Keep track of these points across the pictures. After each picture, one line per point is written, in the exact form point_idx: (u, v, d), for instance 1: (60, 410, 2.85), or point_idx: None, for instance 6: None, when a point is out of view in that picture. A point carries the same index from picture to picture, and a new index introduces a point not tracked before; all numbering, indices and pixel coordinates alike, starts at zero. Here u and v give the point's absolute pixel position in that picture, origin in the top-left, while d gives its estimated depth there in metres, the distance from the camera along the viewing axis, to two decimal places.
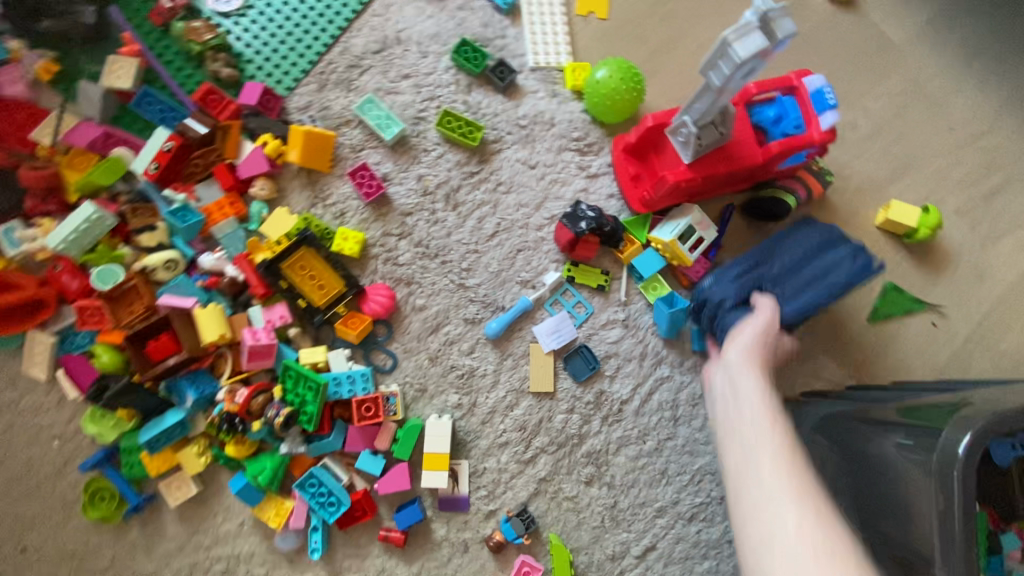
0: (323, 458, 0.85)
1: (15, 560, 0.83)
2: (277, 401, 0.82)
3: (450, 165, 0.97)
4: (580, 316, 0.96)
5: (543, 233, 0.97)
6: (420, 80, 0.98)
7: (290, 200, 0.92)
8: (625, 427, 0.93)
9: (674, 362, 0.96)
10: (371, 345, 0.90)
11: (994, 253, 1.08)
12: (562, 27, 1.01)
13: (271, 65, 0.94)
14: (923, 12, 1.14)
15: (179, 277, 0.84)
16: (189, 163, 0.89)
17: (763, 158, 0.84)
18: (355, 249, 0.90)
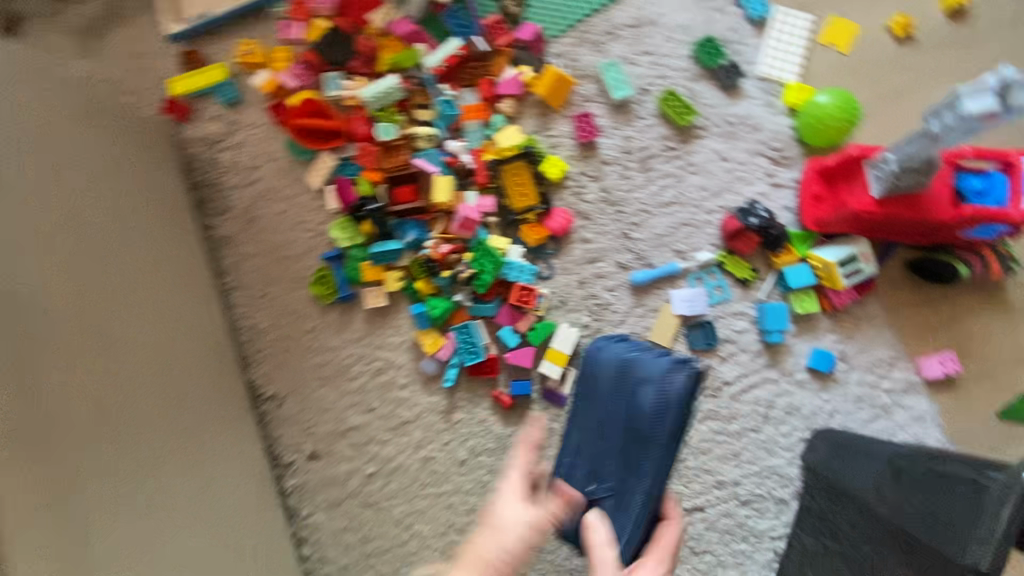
0: (476, 320, 1.08)
1: (253, 302, 1.16)
2: (465, 263, 1.06)
3: (655, 136, 1.12)
4: (716, 297, 1.08)
5: (711, 218, 1.10)
6: (657, 60, 1.14)
7: (522, 121, 1.14)
8: (717, 403, 1.06)
9: (783, 370, 1.06)
10: (540, 254, 1.10)
11: None
12: (800, 50, 1.11)
13: (548, 12, 1.14)
14: None
15: (432, 149, 1.10)
16: (463, 70, 1.14)
17: (954, 217, 0.89)
18: (557, 175, 1.10)
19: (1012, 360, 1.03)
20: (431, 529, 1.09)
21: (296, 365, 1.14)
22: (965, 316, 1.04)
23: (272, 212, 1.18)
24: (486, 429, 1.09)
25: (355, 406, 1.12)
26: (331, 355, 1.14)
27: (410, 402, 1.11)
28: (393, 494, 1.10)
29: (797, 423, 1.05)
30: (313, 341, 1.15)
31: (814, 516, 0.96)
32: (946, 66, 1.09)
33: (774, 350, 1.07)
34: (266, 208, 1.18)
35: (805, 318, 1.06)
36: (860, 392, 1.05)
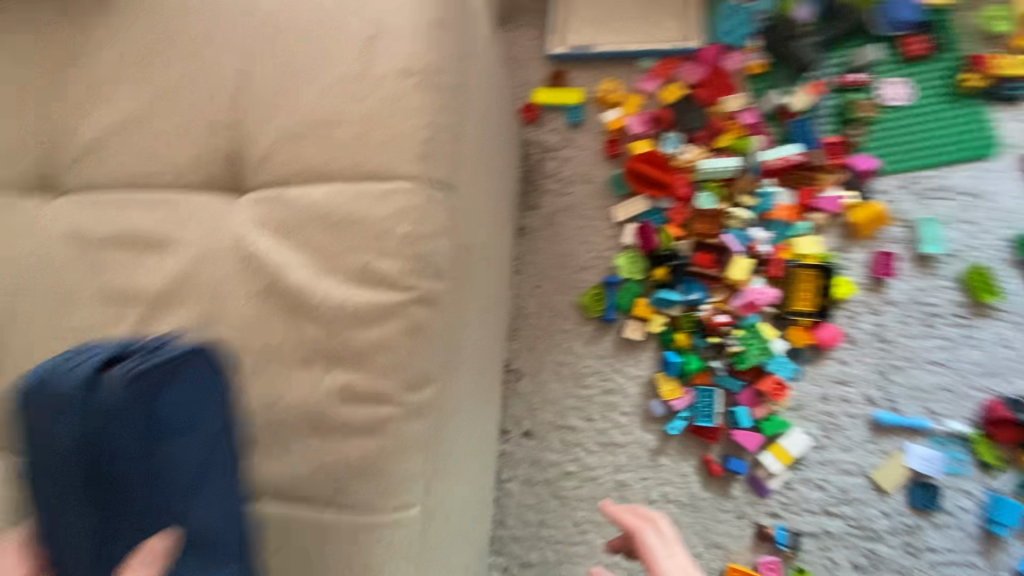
0: (720, 388, 1.18)
1: (523, 288, 1.34)
2: (734, 337, 1.18)
3: (947, 298, 1.18)
4: (953, 469, 1.11)
5: (974, 394, 1.13)
6: (976, 232, 1.19)
7: (825, 235, 1.23)
8: (915, 562, 1.09)
9: (992, 562, 1.08)
10: (797, 356, 1.19)
11: None
12: None
13: (886, 154, 1.24)
14: None
15: (739, 230, 1.22)
16: (790, 173, 1.24)
17: None
18: (841, 296, 1.19)
19: None
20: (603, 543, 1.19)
21: (541, 353, 1.30)
22: None
23: (570, 220, 1.35)
24: (685, 482, 1.19)
25: (577, 410, 1.25)
26: (573, 360, 1.28)
27: (625, 429, 1.23)
28: (582, 498, 1.21)
29: None
30: (561, 341, 1.29)
31: None
32: None
33: (990, 539, 1.09)
34: (566, 214, 1.35)
35: None
36: None
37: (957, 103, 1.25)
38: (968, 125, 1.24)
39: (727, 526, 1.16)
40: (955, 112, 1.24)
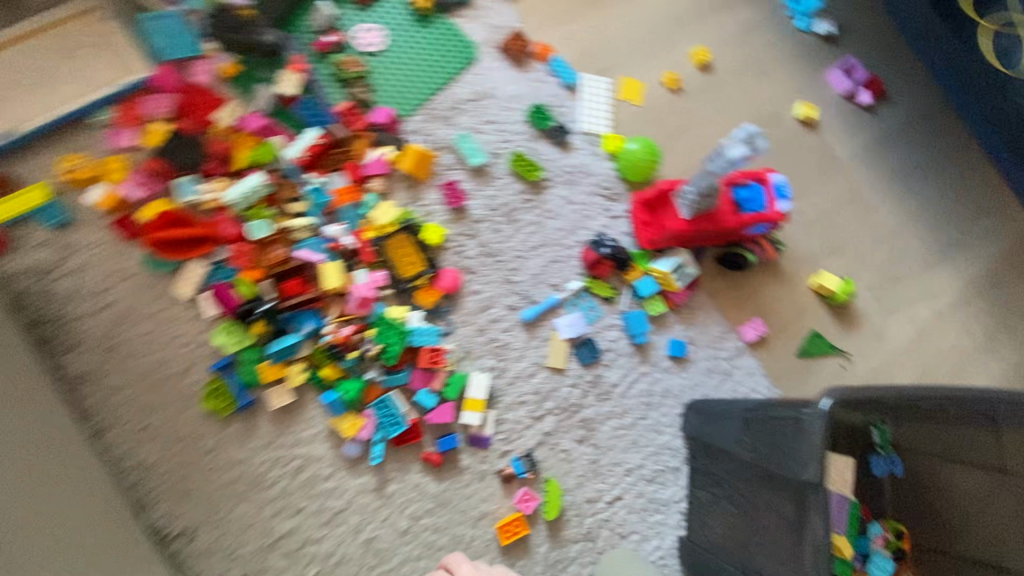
0: (391, 390, 1.12)
1: (135, 436, 1.08)
2: (370, 339, 1.10)
3: (513, 192, 1.29)
4: (591, 317, 1.28)
5: (573, 252, 1.30)
6: (501, 126, 1.31)
7: (393, 195, 1.21)
8: (612, 404, 1.25)
9: (654, 363, 1.29)
10: (437, 314, 1.19)
11: (891, 321, 1.48)
12: (607, 106, 1.37)
13: (396, 97, 1.25)
14: (861, 141, 1.56)
15: (310, 238, 1.12)
16: (326, 157, 1.18)
17: (736, 225, 1.20)
18: (438, 239, 1.20)
19: (797, 313, 1.40)
20: None
21: (203, 488, 1.08)
22: (761, 288, 1.39)
23: (140, 334, 1.10)
24: (422, 491, 1.14)
25: (281, 512, 1.09)
26: (242, 467, 1.09)
27: (338, 490, 1.11)
28: None
29: (673, 402, 1.28)
30: (217, 458, 1.09)
31: (702, 472, 1.20)
32: (708, 107, 1.45)
33: (643, 348, 1.29)
34: (130, 330, 1.10)
35: (658, 317, 1.31)
36: (711, 364, 1.32)
37: (424, 25, 1.31)
38: (443, 40, 1.31)
39: (478, 495, 1.16)
40: (426, 33, 1.31)
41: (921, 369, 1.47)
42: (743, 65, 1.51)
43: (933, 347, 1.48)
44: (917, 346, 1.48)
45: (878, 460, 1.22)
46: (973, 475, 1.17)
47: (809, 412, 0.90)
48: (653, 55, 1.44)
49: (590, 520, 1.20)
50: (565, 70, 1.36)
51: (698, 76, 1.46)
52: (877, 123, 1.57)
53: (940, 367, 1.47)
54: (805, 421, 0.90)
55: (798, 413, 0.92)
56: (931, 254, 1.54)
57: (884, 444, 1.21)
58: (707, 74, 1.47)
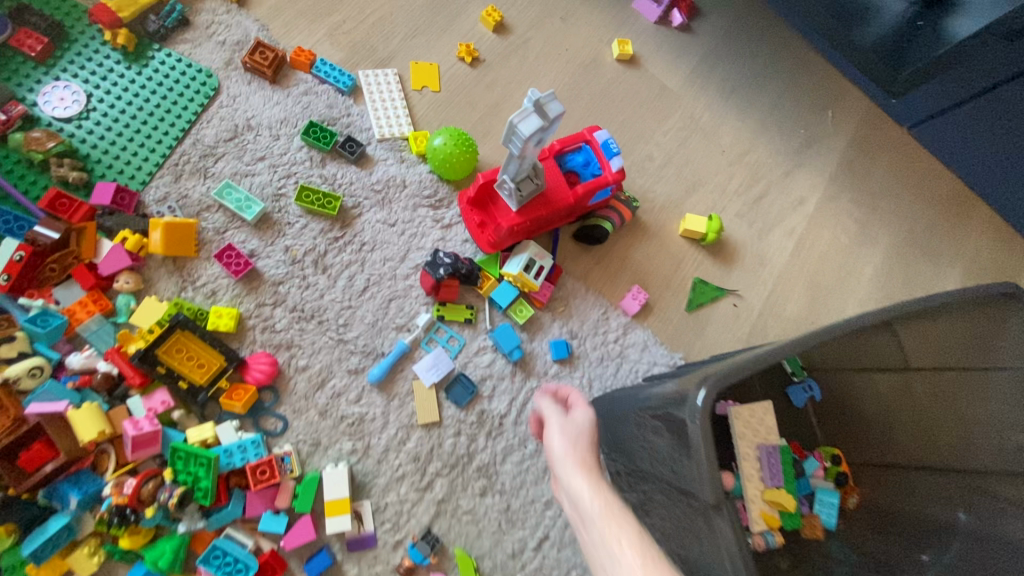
0: (225, 529, 0.89)
1: None
2: (169, 483, 0.84)
3: (314, 234, 1.06)
4: (455, 348, 1.09)
5: (410, 281, 1.10)
6: (275, 161, 1.07)
7: (157, 288, 0.96)
8: (507, 438, 1.07)
9: (540, 374, 1.12)
10: (259, 412, 0.96)
11: (769, 241, 1.40)
12: (401, 101, 1.17)
13: (122, 164, 0.99)
14: (688, 65, 1.46)
15: (47, 382, 0.84)
16: (44, 269, 0.90)
17: (573, 199, 1.04)
18: (231, 324, 0.96)
19: (675, 266, 1.29)
20: None
21: None
22: (630, 252, 1.26)
23: None
24: None
25: None
26: None
27: None
28: None
29: None
30: None
31: (624, 477, 1.05)
32: (517, 71, 1.28)
33: (523, 363, 1.12)
34: None
35: (529, 322, 1.14)
36: (601, 353, 1.18)
37: (134, 64, 1.04)
38: (167, 77, 1.05)
39: None
40: (141, 73, 1.04)
41: (810, 280, 1.41)
42: (543, 15, 1.35)
43: (816, 253, 1.43)
44: (801, 258, 1.41)
45: (794, 389, 1.11)
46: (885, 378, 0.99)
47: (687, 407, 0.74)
48: (438, 29, 1.24)
49: None
50: (336, 73, 1.13)
51: (496, 40, 1.28)
52: (697, 42, 1.48)
53: (828, 271, 1.42)
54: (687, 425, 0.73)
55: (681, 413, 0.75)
56: (788, 161, 1.47)
57: (797, 370, 1.10)
58: (506, 35, 1.29)
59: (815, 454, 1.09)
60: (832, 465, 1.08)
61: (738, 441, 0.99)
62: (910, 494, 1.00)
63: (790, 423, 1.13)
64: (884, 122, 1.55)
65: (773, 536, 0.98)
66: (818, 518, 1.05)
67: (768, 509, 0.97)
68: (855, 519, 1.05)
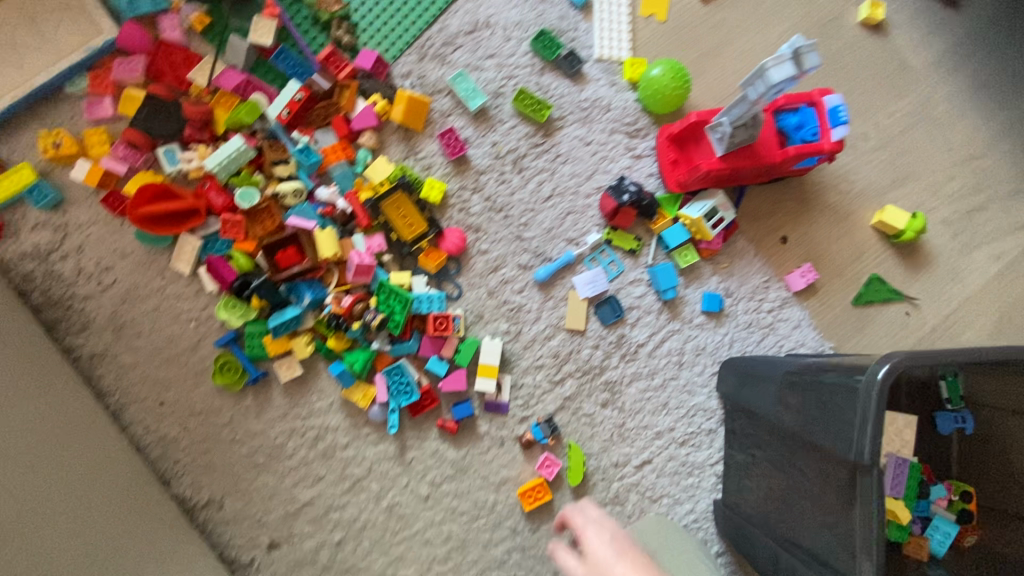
0: (401, 359, 1.07)
1: (155, 412, 1.08)
2: (373, 308, 1.03)
3: (520, 136, 1.16)
4: (613, 273, 1.16)
5: (590, 200, 1.17)
6: (502, 61, 1.16)
7: (388, 151, 1.12)
8: (638, 365, 1.15)
9: (685, 319, 1.17)
10: (444, 276, 1.11)
11: (969, 259, 1.28)
12: (626, 26, 1.19)
13: (381, 36, 1.13)
14: (941, 44, 1.30)
15: (303, 203, 1.05)
16: (312, 112, 1.09)
17: (781, 158, 1.02)
18: (439, 196, 1.11)
19: (853, 255, 1.24)
20: (414, 571, 1.09)
21: (226, 463, 1.08)
22: (810, 229, 1.23)
23: (145, 310, 1.07)
24: (440, 458, 1.10)
25: (302, 481, 1.08)
26: (260, 439, 1.08)
27: (356, 459, 1.09)
28: (368, 551, 1.09)
29: (707, 360, 1.17)
30: (236, 432, 1.08)
31: (738, 435, 1.10)
32: (748, 17, 1.23)
33: (672, 304, 1.17)
34: (133, 310, 1.07)
35: (690, 268, 1.17)
36: (747, 317, 1.19)
37: None
38: None
39: (498, 461, 1.11)
40: None
41: (1004, 312, 1.27)
42: None
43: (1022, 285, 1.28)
44: (1002, 286, 1.27)
45: (944, 416, 1.14)
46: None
47: (864, 379, 0.79)
48: None
49: (617, 485, 1.13)
50: None
51: None
52: (961, 20, 1.30)
53: None
54: (860, 392, 0.79)
55: (853, 381, 0.80)
56: None
57: (953, 398, 1.13)
58: None
59: (945, 484, 1.15)
60: (959, 500, 1.13)
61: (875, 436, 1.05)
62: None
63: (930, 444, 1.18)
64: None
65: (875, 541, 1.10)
66: (926, 540, 1.13)
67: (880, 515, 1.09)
68: (964, 555, 1.13)
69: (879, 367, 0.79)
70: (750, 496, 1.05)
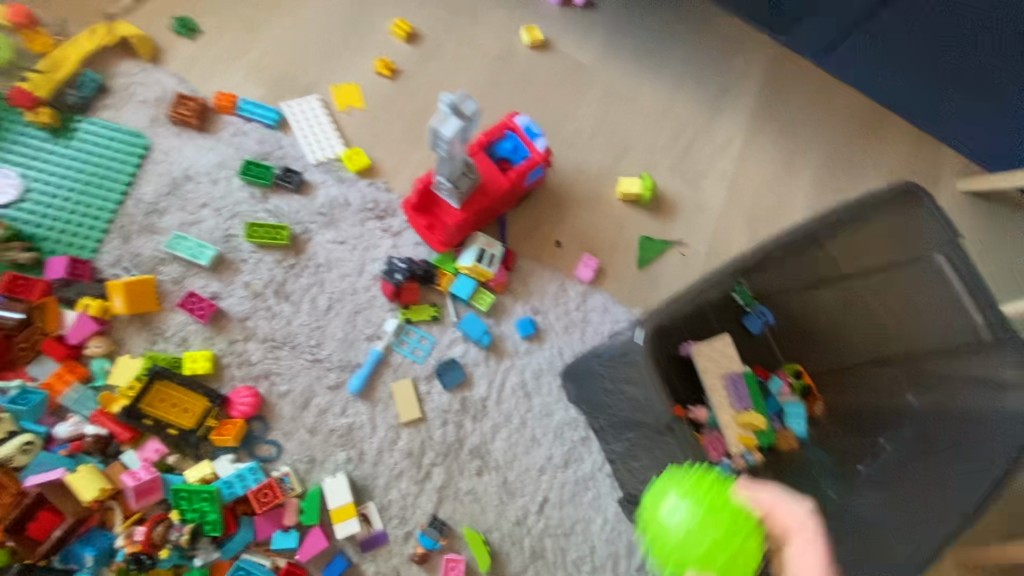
0: (239, 556, 0.95)
1: None
2: (177, 524, 0.91)
3: (270, 266, 1.10)
4: (426, 347, 1.13)
5: (371, 291, 1.13)
6: (218, 205, 1.11)
7: (129, 346, 1.00)
8: (493, 418, 1.13)
9: (512, 352, 1.19)
10: (251, 441, 1.00)
11: (704, 188, 1.48)
12: (329, 126, 1.22)
13: (69, 237, 1.02)
14: (599, 37, 1.52)
15: (40, 455, 0.90)
16: (15, 349, 0.94)
17: (509, 184, 1.11)
18: (207, 365, 1.00)
19: (618, 228, 1.37)
20: None
21: None
22: (575, 223, 1.34)
23: None
24: None
25: None
26: None
27: None
28: None
29: (549, 377, 1.19)
30: None
31: (608, 430, 1.09)
32: (435, 78, 1.34)
33: (494, 347, 1.18)
34: None
35: (493, 307, 1.20)
36: (562, 321, 1.24)
37: (61, 139, 1.08)
38: (96, 144, 1.09)
39: None
40: (70, 146, 1.07)
41: (747, 217, 1.49)
42: (452, 18, 1.40)
43: (749, 191, 1.51)
44: (736, 198, 1.50)
45: (750, 319, 1.15)
46: (833, 293, 1.09)
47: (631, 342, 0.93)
48: (352, 50, 1.30)
49: (528, 541, 1.09)
50: (261, 111, 1.18)
51: (410, 50, 1.34)
52: (603, 14, 1.53)
53: (762, 206, 1.51)
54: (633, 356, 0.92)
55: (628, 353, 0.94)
56: (709, 109, 1.55)
57: (747, 302, 1.11)
58: (418, 43, 1.35)
59: (779, 373, 1.16)
60: (795, 380, 1.15)
61: (704, 377, 1.09)
62: (864, 385, 1.12)
63: (749, 350, 1.19)
64: (791, 60, 1.65)
65: (753, 456, 1.06)
66: (790, 430, 1.13)
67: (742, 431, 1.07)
68: (823, 424, 1.15)
69: (639, 331, 0.92)
70: (860, 504, 0.96)
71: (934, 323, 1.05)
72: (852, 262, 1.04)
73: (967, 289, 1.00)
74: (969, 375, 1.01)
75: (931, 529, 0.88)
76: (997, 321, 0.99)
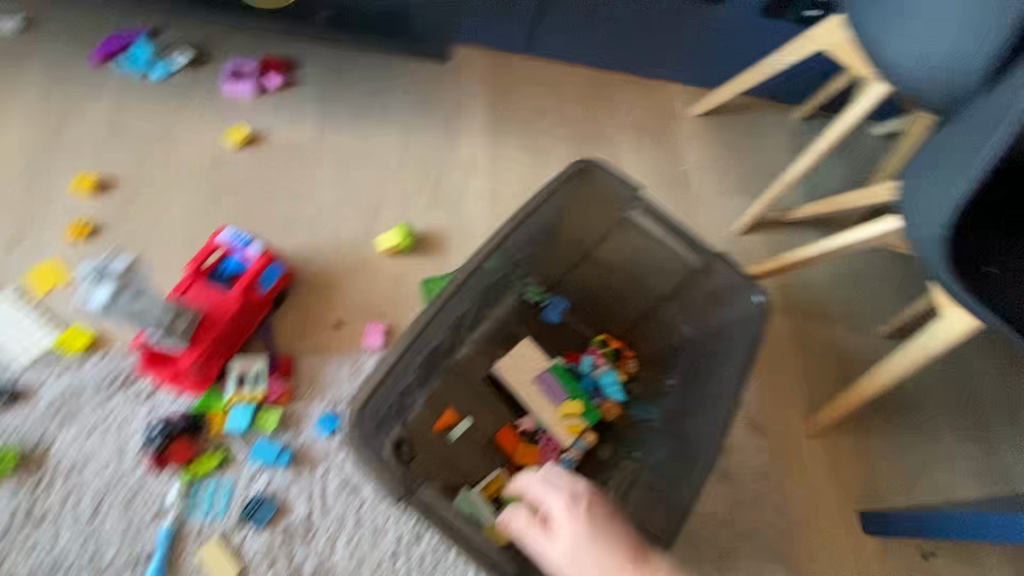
0: None
1: None
2: None
3: (11, 495, 1.02)
4: (223, 495, 1.06)
5: (137, 470, 1.06)
6: None
7: None
8: (323, 531, 1.07)
9: (325, 455, 1.12)
10: None
11: (469, 209, 1.49)
12: (33, 316, 1.15)
13: None
14: (310, 110, 1.51)
15: None
16: None
17: (232, 300, 1.12)
18: None
19: (395, 282, 1.33)
20: None
21: None
22: (346, 296, 1.29)
23: None
24: None
25: None
26: None
27: None
28: None
29: None
30: None
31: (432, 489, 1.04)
32: (148, 220, 1.29)
33: (298, 460, 1.11)
34: None
35: (284, 421, 1.14)
36: None
37: None
38: None
39: None
40: None
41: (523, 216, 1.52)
42: (143, 156, 1.36)
43: (513, 194, 1.56)
44: (504, 204, 1.52)
45: (549, 311, 1.28)
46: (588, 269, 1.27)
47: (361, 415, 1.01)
48: (42, 227, 1.25)
49: None
50: None
51: (106, 204, 1.29)
52: (303, 85, 1.53)
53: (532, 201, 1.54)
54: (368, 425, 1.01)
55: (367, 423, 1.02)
56: (446, 136, 1.59)
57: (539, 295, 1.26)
58: (112, 192, 1.31)
59: (589, 354, 1.31)
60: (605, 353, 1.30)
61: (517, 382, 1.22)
62: (657, 328, 1.28)
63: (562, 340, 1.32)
64: (507, 66, 1.76)
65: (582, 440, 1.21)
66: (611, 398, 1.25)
67: (568, 421, 1.21)
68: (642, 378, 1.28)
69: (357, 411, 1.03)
70: (660, 452, 1.18)
71: (663, 267, 1.23)
72: (576, 248, 1.24)
73: (667, 233, 1.18)
74: (700, 302, 1.22)
75: (706, 444, 1.10)
76: (699, 254, 1.17)
